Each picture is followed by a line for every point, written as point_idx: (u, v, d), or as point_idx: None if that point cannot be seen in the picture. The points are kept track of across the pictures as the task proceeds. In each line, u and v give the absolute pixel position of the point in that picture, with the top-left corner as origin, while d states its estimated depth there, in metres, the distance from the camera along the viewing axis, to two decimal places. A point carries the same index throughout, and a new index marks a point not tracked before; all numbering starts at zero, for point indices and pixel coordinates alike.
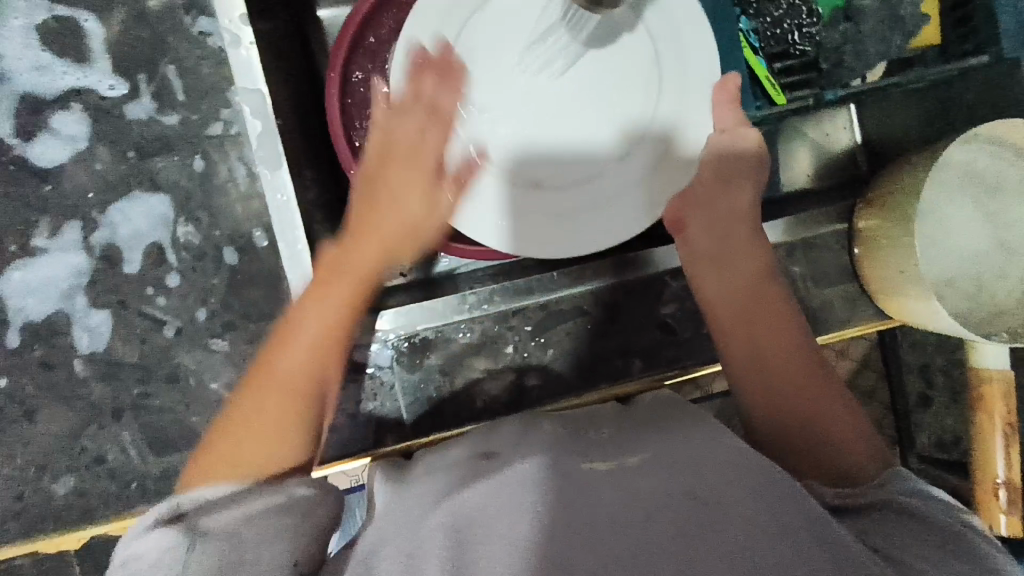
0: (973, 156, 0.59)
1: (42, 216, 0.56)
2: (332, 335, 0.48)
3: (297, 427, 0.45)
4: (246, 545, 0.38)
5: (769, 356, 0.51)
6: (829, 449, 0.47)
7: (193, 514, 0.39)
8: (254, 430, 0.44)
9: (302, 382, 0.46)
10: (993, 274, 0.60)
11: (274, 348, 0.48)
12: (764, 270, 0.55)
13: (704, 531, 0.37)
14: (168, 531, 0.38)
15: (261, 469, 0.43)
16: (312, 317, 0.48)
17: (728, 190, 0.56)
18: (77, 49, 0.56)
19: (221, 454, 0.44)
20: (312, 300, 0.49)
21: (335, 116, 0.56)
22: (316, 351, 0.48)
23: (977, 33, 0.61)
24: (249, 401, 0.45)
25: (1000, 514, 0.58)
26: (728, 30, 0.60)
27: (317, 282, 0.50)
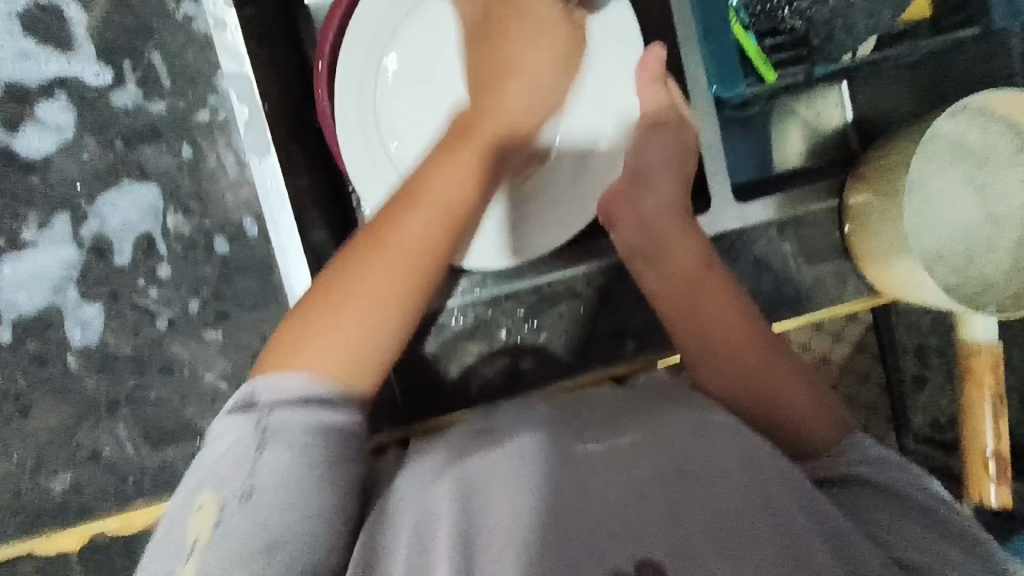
0: (965, 127, 0.59)
1: (29, 209, 0.56)
2: (461, 208, 0.46)
3: (382, 340, 0.44)
4: (306, 467, 0.39)
5: (714, 341, 0.52)
6: (791, 429, 0.49)
7: (265, 409, 0.41)
8: (344, 305, 0.43)
9: (417, 254, 0.45)
10: (981, 247, 0.60)
11: (388, 215, 0.46)
12: (701, 253, 0.55)
13: (694, 510, 0.38)
14: (243, 437, 0.40)
15: (345, 365, 0.43)
16: (446, 176, 0.46)
17: (655, 177, 0.56)
18: (60, 37, 0.55)
19: (316, 322, 0.43)
20: (440, 165, 0.47)
21: (325, 103, 0.56)
22: (434, 231, 0.45)
23: (969, 5, 0.60)
24: (353, 270, 0.44)
25: (990, 484, 0.59)
26: (717, 12, 0.60)
27: (452, 137, 0.49)
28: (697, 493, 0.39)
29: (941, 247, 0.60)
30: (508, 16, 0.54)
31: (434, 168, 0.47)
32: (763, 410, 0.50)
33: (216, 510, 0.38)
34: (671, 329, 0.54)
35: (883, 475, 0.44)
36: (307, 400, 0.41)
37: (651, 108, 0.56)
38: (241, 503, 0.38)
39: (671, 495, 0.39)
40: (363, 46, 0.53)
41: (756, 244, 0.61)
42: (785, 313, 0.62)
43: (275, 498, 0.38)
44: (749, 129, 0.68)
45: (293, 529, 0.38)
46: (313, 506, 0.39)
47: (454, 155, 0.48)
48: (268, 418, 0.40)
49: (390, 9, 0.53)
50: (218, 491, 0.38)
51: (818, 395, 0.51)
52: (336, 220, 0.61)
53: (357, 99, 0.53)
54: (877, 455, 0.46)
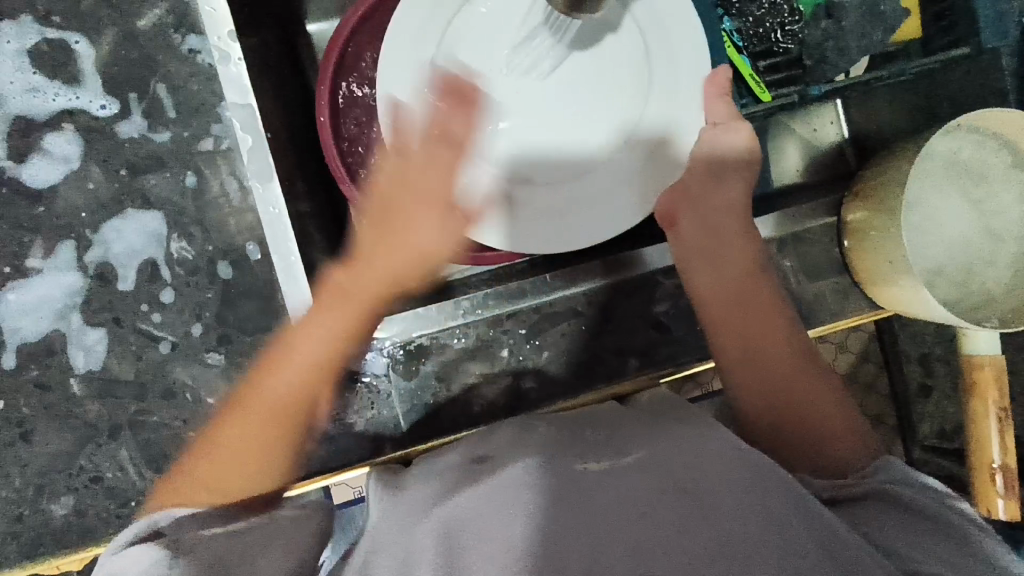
0: (959, 143, 0.60)
1: (35, 237, 0.56)
2: (330, 358, 0.49)
3: (269, 453, 0.47)
4: (209, 568, 0.38)
5: (758, 345, 0.54)
6: (823, 445, 0.49)
7: (163, 532, 0.41)
8: (242, 439, 0.46)
9: (287, 410, 0.47)
10: (981, 261, 0.60)
11: (262, 375, 0.49)
12: (754, 261, 0.57)
13: (697, 529, 0.37)
14: (139, 551, 0.39)
15: (236, 487, 0.45)
16: (314, 338, 0.49)
17: (721, 180, 0.58)
18: (68, 70, 0.57)
19: (224, 446, 0.46)
20: (312, 323, 0.49)
21: (326, 128, 0.56)
22: (302, 388, 0.48)
23: (956, 25, 0.62)
24: (238, 424, 0.47)
25: (997, 498, 0.58)
26: (714, 30, 0.60)
27: (330, 304, 0.50)
28: (701, 509, 0.39)
29: (940, 261, 0.61)
30: (428, 157, 0.51)
31: (302, 329, 0.49)
32: (799, 423, 0.51)
33: None
34: (712, 330, 0.55)
35: (883, 488, 0.44)
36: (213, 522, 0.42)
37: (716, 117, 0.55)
38: None
39: (674, 511, 0.39)
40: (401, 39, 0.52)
41: None
42: None
43: None
44: None
45: None
46: None
47: (319, 318, 0.49)
48: (173, 537, 0.40)
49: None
50: None
51: (846, 413, 0.52)
52: (338, 243, 0.62)
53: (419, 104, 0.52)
54: (878, 471, 0.46)
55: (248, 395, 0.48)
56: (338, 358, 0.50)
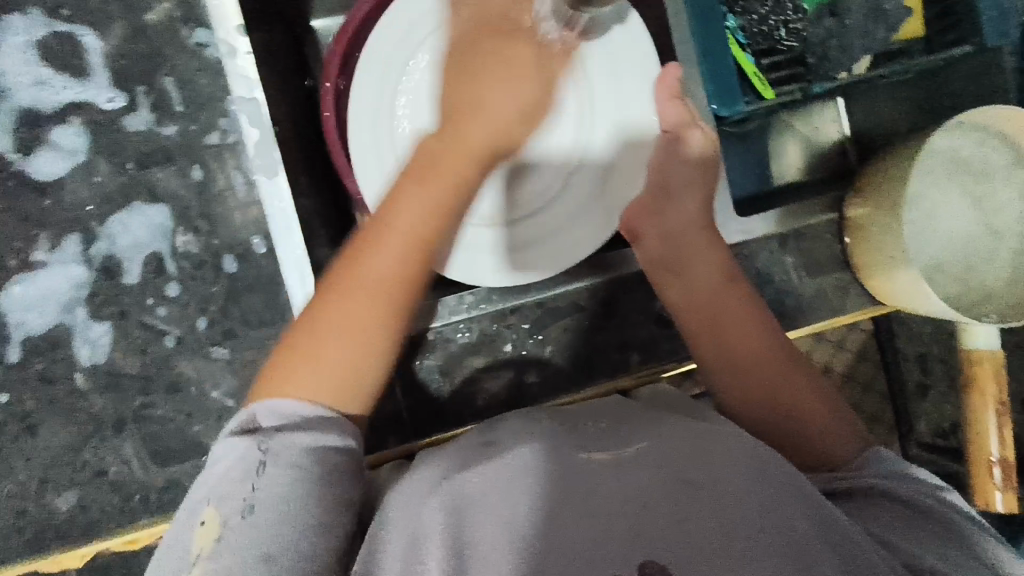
0: (958, 139, 0.60)
1: (41, 230, 0.56)
2: (423, 242, 0.45)
3: (374, 356, 0.44)
4: (298, 485, 0.39)
5: (736, 361, 0.52)
6: (813, 446, 0.49)
7: (266, 432, 0.41)
8: (332, 336, 0.43)
9: (386, 286, 0.44)
10: (981, 258, 0.61)
11: (349, 263, 0.45)
12: (725, 268, 0.55)
13: (702, 518, 0.38)
14: (243, 454, 0.40)
15: (338, 391, 0.43)
16: (411, 204, 0.44)
17: (678, 194, 0.56)
18: (75, 63, 0.57)
19: (308, 354, 0.43)
20: (406, 193, 0.45)
21: (333, 123, 0.56)
22: (406, 265, 0.44)
23: (959, 24, 0.62)
24: (334, 304, 0.44)
25: (996, 491, 0.59)
26: (716, 27, 0.60)
27: (419, 173, 0.45)
28: (707, 500, 0.39)
29: (940, 258, 0.61)
30: (480, 45, 0.49)
31: (397, 203, 0.45)
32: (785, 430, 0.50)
33: (217, 525, 0.38)
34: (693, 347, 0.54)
35: (891, 485, 0.44)
36: (307, 423, 0.42)
37: (669, 126, 0.54)
38: (243, 516, 0.38)
39: (680, 502, 0.39)
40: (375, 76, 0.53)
41: (757, 257, 0.62)
42: (789, 324, 0.62)
43: (278, 514, 0.38)
44: (749, 143, 0.69)
45: (293, 542, 0.37)
46: (312, 523, 0.39)
47: (413, 188, 0.45)
48: (270, 440, 0.41)
49: (405, 35, 0.54)
50: (220, 507, 0.39)
51: (832, 407, 0.51)
52: (343, 238, 0.62)
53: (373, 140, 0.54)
54: (885, 466, 0.46)
55: (343, 273, 0.45)
56: (429, 219, 0.45)
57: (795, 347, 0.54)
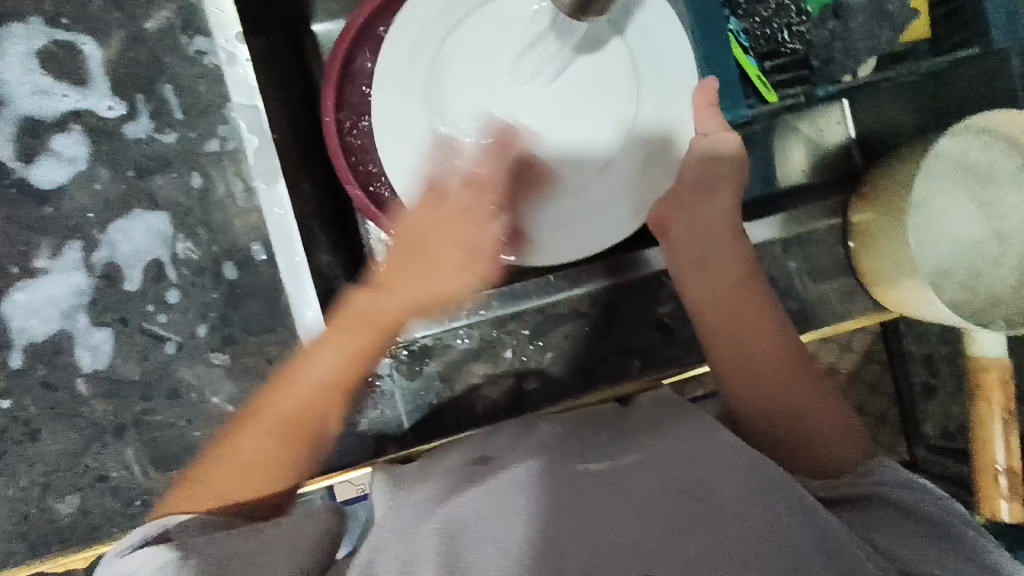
0: (967, 144, 0.59)
1: (43, 237, 0.57)
2: (324, 394, 0.49)
3: (271, 477, 0.47)
4: (223, 565, 0.39)
5: (751, 354, 0.52)
6: (819, 449, 0.48)
7: (173, 537, 0.41)
8: (236, 462, 0.47)
9: (295, 421, 0.48)
10: (988, 262, 0.60)
11: (257, 402, 0.49)
12: (746, 266, 0.55)
13: (696, 529, 0.38)
14: (152, 558, 0.39)
15: (250, 488, 0.46)
16: (315, 365, 0.50)
17: (707, 189, 0.56)
18: (76, 72, 0.57)
19: (202, 481, 0.46)
20: (311, 358, 0.50)
21: (332, 127, 0.56)
22: (310, 399, 0.49)
23: (966, 25, 0.62)
24: (234, 437, 0.48)
25: (1001, 501, 0.58)
26: (718, 31, 0.59)
27: (342, 324, 0.51)
28: (701, 510, 0.39)
29: (946, 262, 0.60)
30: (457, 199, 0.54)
31: (309, 354, 0.51)
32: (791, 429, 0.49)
33: None
34: (708, 337, 0.54)
35: (900, 494, 0.43)
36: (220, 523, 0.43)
37: (707, 128, 0.55)
38: None
39: (672, 512, 0.39)
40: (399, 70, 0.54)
41: (760, 262, 0.61)
42: (792, 331, 0.62)
43: None
44: (752, 147, 0.68)
45: None
46: None
47: (329, 342, 0.51)
48: (176, 542, 0.40)
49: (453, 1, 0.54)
50: None
51: (840, 414, 0.50)
52: (342, 243, 0.62)
53: (402, 100, 0.54)
54: (892, 476, 0.45)
55: (244, 414, 0.49)
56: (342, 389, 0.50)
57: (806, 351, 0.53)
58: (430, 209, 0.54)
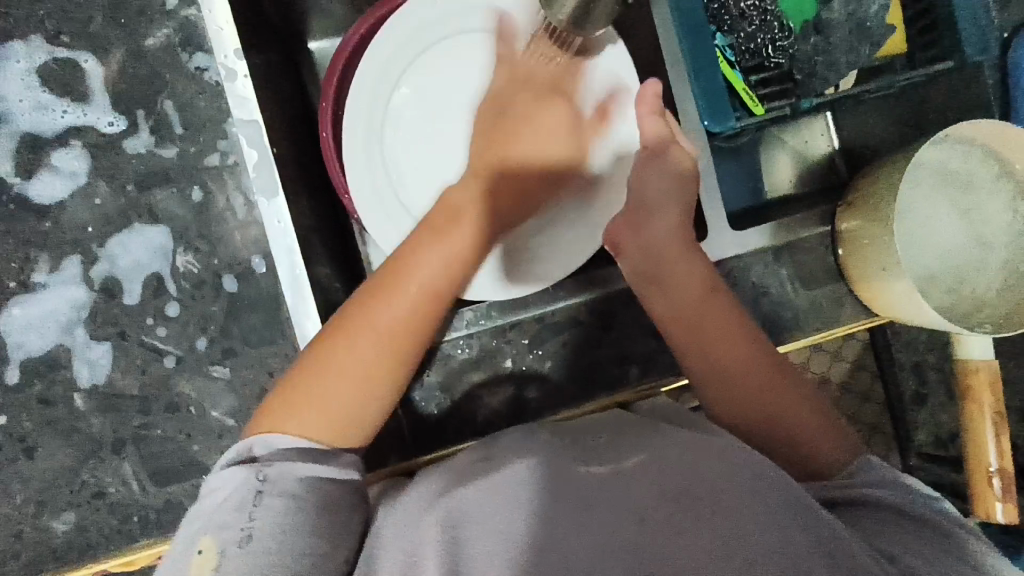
0: (947, 155, 0.62)
1: (41, 252, 0.57)
2: (433, 300, 0.49)
3: (379, 402, 0.47)
4: (297, 514, 0.41)
5: (723, 367, 0.53)
6: (804, 453, 0.50)
7: (264, 460, 0.43)
8: (340, 377, 0.46)
9: (403, 334, 0.47)
10: (971, 267, 0.62)
11: (359, 304, 0.48)
12: (707, 278, 0.55)
13: (699, 526, 0.38)
14: (241, 481, 0.42)
15: (340, 419, 0.46)
16: (429, 263, 0.49)
17: (658, 205, 0.56)
18: (76, 88, 0.58)
19: (300, 405, 0.45)
20: (420, 250, 0.49)
21: (329, 143, 0.58)
22: (416, 315, 0.48)
23: (941, 40, 0.63)
24: (325, 365, 0.46)
25: (996, 500, 0.59)
26: (704, 47, 0.61)
27: (433, 223, 0.51)
28: (705, 506, 0.39)
29: (930, 269, 0.62)
30: (518, 96, 0.57)
31: (414, 257, 0.49)
32: (776, 439, 0.51)
33: (214, 555, 0.39)
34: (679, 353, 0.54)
35: (890, 494, 0.45)
36: (307, 454, 0.44)
37: (648, 139, 0.56)
38: (241, 545, 0.39)
39: (676, 510, 0.39)
40: (366, 102, 0.56)
41: (751, 270, 0.62)
42: (785, 337, 0.63)
43: (275, 541, 0.40)
44: (740, 158, 0.70)
45: (285, 570, 0.39)
46: (308, 552, 0.40)
47: (427, 243, 0.50)
48: (267, 468, 0.42)
49: (413, 40, 0.56)
50: (217, 536, 0.40)
51: (820, 414, 0.52)
52: (341, 256, 0.63)
53: (364, 144, 0.56)
54: (881, 474, 0.46)
55: (337, 326, 0.47)
56: (462, 265, 0.51)
57: (783, 359, 0.54)
58: (517, 123, 0.57)
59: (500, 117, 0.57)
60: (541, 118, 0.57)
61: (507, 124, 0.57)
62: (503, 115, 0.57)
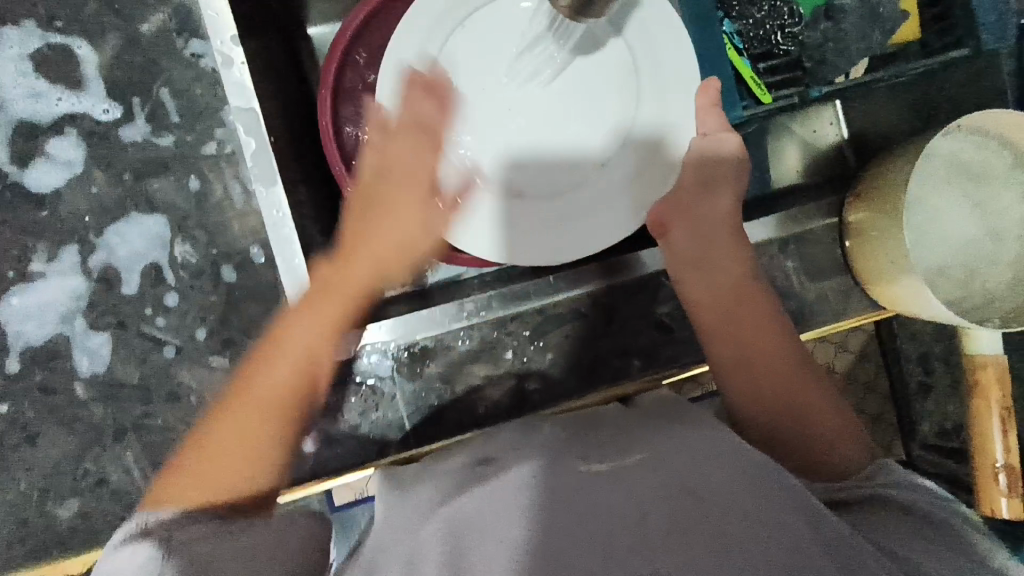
0: (959, 145, 0.61)
1: (39, 240, 0.57)
2: (317, 353, 0.49)
3: (264, 463, 0.46)
4: (213, 568, 0.38)
5: (751, 357, 0.53)
6: (825, 449, 0.50)
7: (162, 531, 0.40)
8: (216, 454, 0.44)
9: (283, 397, 0.47)
10: (984, 260, 0.61)
11: (253, 365, 0.48)
12: (745, 269, 0.56)
13: (697, 526, 0.37)
14: (140, 550, 0.38)
15: (234, 489, 0.44)
16: (306, 323, 0.50)
17: (711, 191, 0.57)
18: (71, 75, 0.57)
19: (182, 479, 0.44)
20: (304, 309, 0.51)
21: (328, 130, 0.56)
22: (301, 369, 0.48)
23: (956, 26, 0.62)
24: (207, 444, 0.45)
25: (1001, 497, 0.59)
26: (712, 34, 0.60)
27: (312, 295, 0.52)
28: (703, 507, 0.39)
29: (941, 262, 0.61)
30: (399, 142, 0.53)
31: (295, 316, 0.51)
32: (801, 436, 0.50)
33: None
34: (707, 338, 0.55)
35: (900, 495, 0.44)
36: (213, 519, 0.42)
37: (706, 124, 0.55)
38: None
39: (674, 508, 0.39)
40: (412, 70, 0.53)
41: (756, 262, 0.61)
42: (790, 330, 0.62)
43: None
44: (746, 147, 0.68)
45: None
46: None
47: (317, 303, 0.51)
48: (169, 535, 0.39)
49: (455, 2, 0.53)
50: None
51: (843, 414, 0.52)
52: None
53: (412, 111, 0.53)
54: (891, 476, 0.46)
55: (234, 394, 0.47)
56: (343, 319, 0.51)
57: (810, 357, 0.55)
58: (385, 201, 0.54)
59: (374, 191, 0.54)
60: (400, 209, 0.54)
61: (378, 198, 0.54)
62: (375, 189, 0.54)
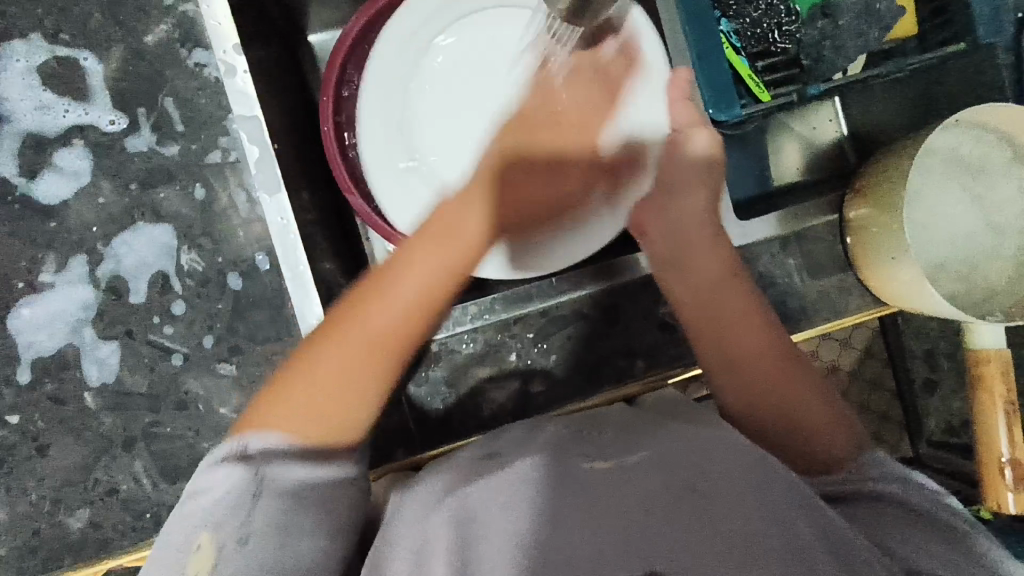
0: (956, 140, 0.61)
1: (47, 252, 0.57)
2: (420, 312, 0.46)
3: (354, 415, 0.45)
4: (301, 514, 0.41)
5: (737, 356, 0.52)
6: (815, 445, 0.49)
7: (261, 461, 0.41)
8: (311, 390, 0.44)
9: (384, 340, 0.45)
10: (984, 254, 0.61)
11: (346, 311, 0.45)
12: (729, 265, 0.55)
13: (706, 521, 0.38)
14: (235, 481, 0.40)
15: (327, 427, 0.43)
16: (411, 275, 0.46)
17: (682, 188, 0.56)
18: (77, 88, 0.58)
19: (281, 406, 0.43)
20: (406, 259, 0.46)
21: (330, 138, 0.56)
22: (386, 339, 0.45)
23: (953, 20, 0.63)
24: (301, 376, 0.44)
25: (1006, 490, 0.59)
26: (709, 34, 0.60)
27: (428, 233, 0.48)
28: (710, 505, 0.39)
29: (941, 257, 0.61)
30: (577, 92, 0.52)
31: (398, 266, 0.46)
32: (789, 433, 0.50)
33: (212, 553, 0.39)
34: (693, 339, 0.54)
35: (895, 488, 0.45)
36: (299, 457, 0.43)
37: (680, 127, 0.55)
38: (239, 543, 0.39)
39: (683, 506, 0.39)
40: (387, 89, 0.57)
41: (758, 260, 0.62)
42: (793, 327, 0.62)
43: (274, 539, 0.40)
44: (746, 145, 0.68)
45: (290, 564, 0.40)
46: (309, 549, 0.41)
47: (418, 255, 0.47)
48: (264, 467, 0.41)
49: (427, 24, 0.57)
50: (214, 535, 0.39)
51: (831, 406, 0.51)
52: (345, 252, 0.63)
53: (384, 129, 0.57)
54: (884, 469, 0.46)
55: (322, 331, 0.45)
56: (444, 279, 0.46)
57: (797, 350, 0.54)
58: (547, 148, 0.51)
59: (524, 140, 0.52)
60: (539, 179, 0.52)
61: (539, 142, 0.52)
62: (529, 135, 0.52)
